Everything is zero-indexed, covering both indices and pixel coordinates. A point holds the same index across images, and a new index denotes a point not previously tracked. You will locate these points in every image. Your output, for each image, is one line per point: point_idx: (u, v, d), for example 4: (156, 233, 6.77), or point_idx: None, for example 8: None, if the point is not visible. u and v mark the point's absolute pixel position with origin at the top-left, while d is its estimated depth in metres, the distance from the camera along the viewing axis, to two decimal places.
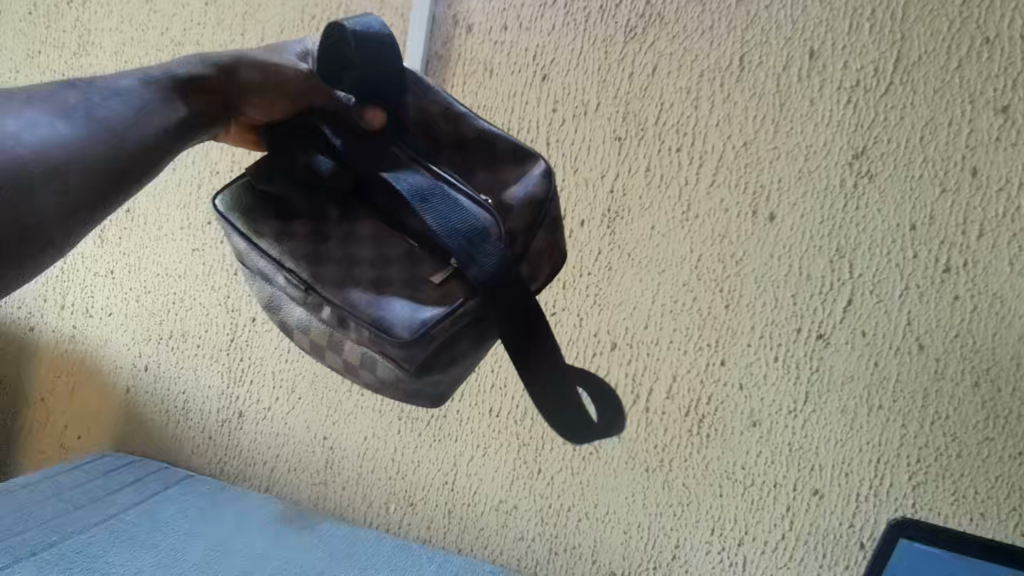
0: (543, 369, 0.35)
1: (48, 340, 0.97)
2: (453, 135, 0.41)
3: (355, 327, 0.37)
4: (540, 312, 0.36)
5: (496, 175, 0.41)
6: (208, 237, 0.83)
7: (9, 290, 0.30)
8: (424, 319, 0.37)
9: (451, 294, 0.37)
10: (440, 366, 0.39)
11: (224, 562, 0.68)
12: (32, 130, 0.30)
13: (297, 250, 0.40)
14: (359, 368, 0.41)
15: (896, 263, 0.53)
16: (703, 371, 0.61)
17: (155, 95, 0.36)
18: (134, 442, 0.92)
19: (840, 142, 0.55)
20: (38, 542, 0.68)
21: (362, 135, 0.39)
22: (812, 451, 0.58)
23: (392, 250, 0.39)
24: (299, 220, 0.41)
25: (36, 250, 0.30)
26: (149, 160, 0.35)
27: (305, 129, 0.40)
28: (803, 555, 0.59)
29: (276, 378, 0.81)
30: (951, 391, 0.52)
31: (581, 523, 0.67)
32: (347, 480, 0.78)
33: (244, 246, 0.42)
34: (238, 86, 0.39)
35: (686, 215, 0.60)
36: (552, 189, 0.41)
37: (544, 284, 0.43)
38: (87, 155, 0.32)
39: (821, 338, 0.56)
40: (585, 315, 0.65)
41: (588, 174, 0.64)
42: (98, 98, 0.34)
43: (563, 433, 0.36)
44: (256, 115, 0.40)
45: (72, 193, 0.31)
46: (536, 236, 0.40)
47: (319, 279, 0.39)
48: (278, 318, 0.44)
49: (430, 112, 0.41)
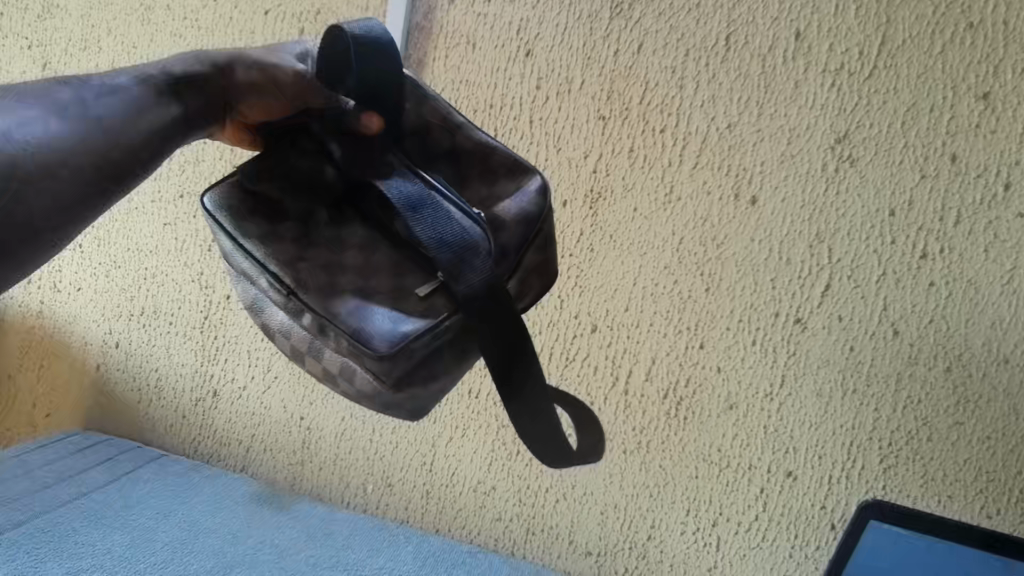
0: (524, 386, 0.36)
1: (15, 315, 0.94)
2: (449, 145, 0.42)
3: (335, 336, 0.37)
4: (526, 331, 0.36)
5: (491, 188, 0.42)
6: (181, 211, 0.81)
7: (10, 283, 0.30)
8: (404, 333, 0.36)
9: (436, 309, 0.37)
10: (420, 382, 0.38)
11: (198, 542, 0.67)
12: (23, 129, 0.30)
13: (282, 253, 0.39)
14: (337, 378, 0.40)
15: (875, 248, 0.54)
16: (682, 354, 0.61)
17: (150, 93, 0.35)
18: (104, 420, 0.90)
19: (824, 125, 0.54)
20: (4, 521, 0.66)
21: (357, 137, 0.39)
22: (788, 434, 0.58)
23: (380, 259, 0.39)
24: (287, 222, 0.40)
25: (25, 248, 0.30)
26: (145, 155, 0.35)
27: (301, 128, 0.41)
28: (776, 536, 0.60)
29: (251, 357, 0.79)
30: (924, 375, 0.53)
31: (559, 504, 0.68)
32: (324, 461, 0.78)
33: (228, 246, 0.41)
34: (236, 86, 0.39)
35: (669, 197, 0.60)
36: (547, 206, 0.41)
37: (530, 304, 0.43)
38: (78, 152, 0.31)
39: (799, 322, 0.57)
40: (567, 297, 0.65)
41: (571, 154, 0.63)
42: (92, 95, 0.33)
43: (538, 452, 0.38)
44: (251, 114, 0.40)
45: (63, 194, 0.31)
46: (525, 254, 0.41)
47: (302, 284, 0.38)
48: (261, 320, 0.44)
49: (428, 121, 0.42)
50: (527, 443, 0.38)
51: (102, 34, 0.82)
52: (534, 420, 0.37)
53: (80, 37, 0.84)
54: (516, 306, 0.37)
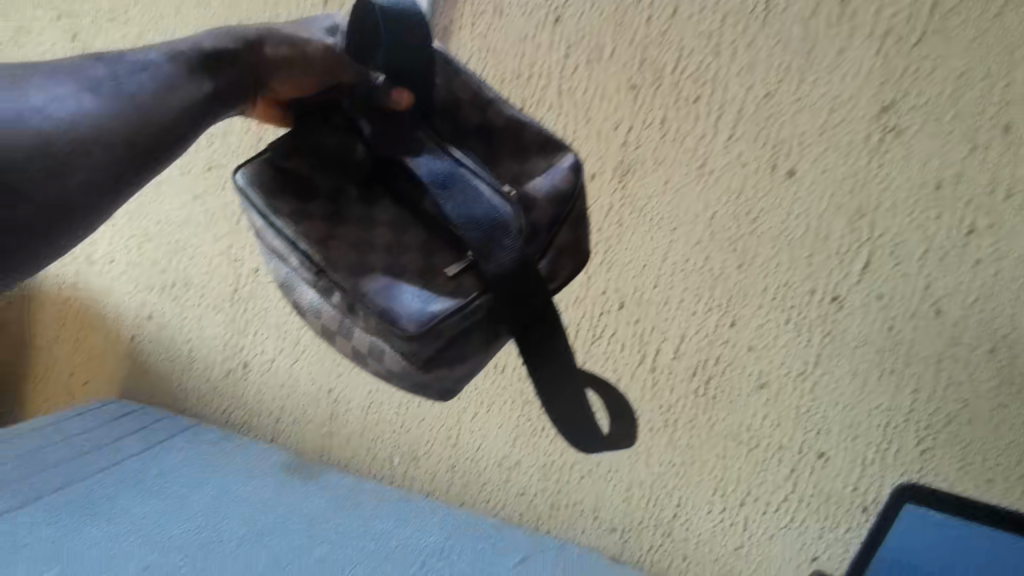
0: (549, 361, 0.37)
1: (53, 286, 0.97)
2: (479, 122, 0.42)
3: (364, 315, 0.37)
4: (555, 309, 0.36)
5: (523, 165, 0.41)
6: (209, 183, 0.81)
7: (45, 260, 0.30)
8: (433, 312, 0.36)
9: (465, 289, 0.37)
10: (447, 363, 0.38)
11: (230, 509, 0.69)
12: (57, 106, 0.30)
13: (312, 231, 0.39)
14: (366, 358, 0.39)
15: (919, 224, 0.52)
16: (712, 332, 0.60)
17: (182, 70, 0.35)
18: (140, 389, 0.93)
19: (868, 94, 0.52)
20: (47, 486, 0.69)
21: (386, 114, 0.39)
22: (820, 414, 0.57)
23: (410, 238, 0.39)
24: (317, 200, 0.40)
25: (62, 225, 0.30)
26: (178, 133, 0.35)
27: (331, 104, 0.40)
28: (805, 517, 0.59)
29: (279, 329, 0.80)
30: (965, 356, 0.52)
31: (584, 481, 0.68)
32: (351, 433, 0.79)
33: (259, 223, 0.40)
34: (264, 62, 0.38)
35: (702, 169, 0.58)
36: (579, 183, 0.40)
37: (563, 284, 0.41)
38: (111, 130, 0.31)
39: (835, 300, 0.55)
40: (594, 273, 0.64)
41: (601, 125, 0.61)
42: (125, 73, 0.33)
43: (566, 433, 0.38)
44: (282, 91, 0.39)
45: (97, 171, 0.31)
46: (558, 233, 0.40)
47: (332, 263, 0.38)
48: (293, 298, 0.43)
49: (458, 97, 0.41)
50: (555, 423, 0.38)
51: (129, 5, 0.82)
52: (564, 400, 0.37)
53: (108, 9, 0.84)
54: (546, 287, 0.37)
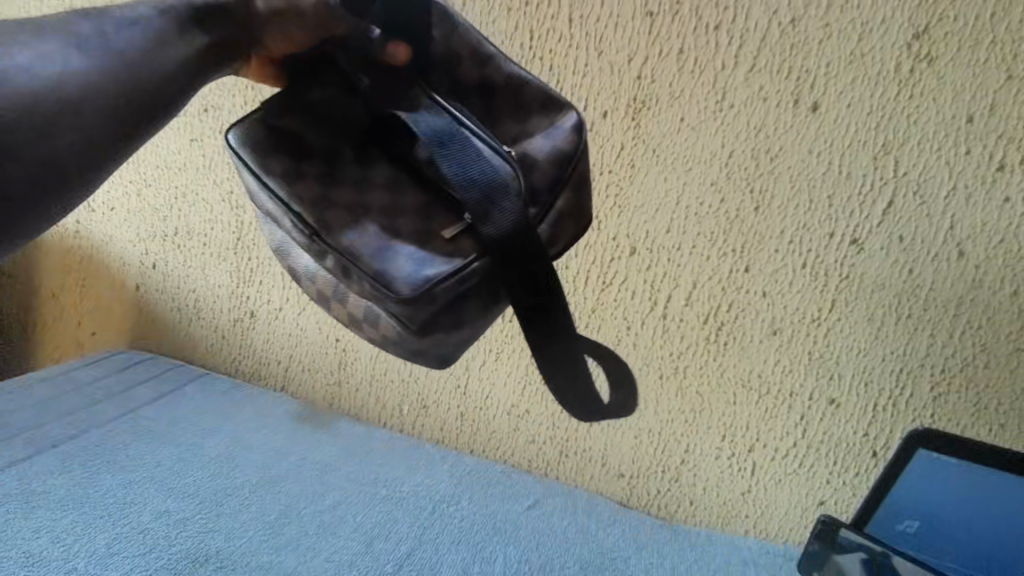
0: (557, 332, 0.35)
1: (54, 236, 0.96)
2: (479, 78, 0.39)
3: (357, 278, 0.35)
4: (556, 278, 0.35)
5: (523, 125, 0.39)
6: (208, 126, 0.79)
7: (42, 223, 0.30)
8: (428, 277, 0.35)
9: (463, 251, 0.35)
10: (444, 328, 0.37)
11: (241, 458, 0.69)
12: (44, 63, 0.29)
13: (306, 192, 0.37)
14: (361, 323, 0.39)
15: (947, 160, 0.50)
16: (725, 278, 0.58)
17: (171, 24, 0.34)
18: (147, 339, 0.93)
19: (902, 18, 0.49)
20: (59, 435, 0.70)
21: (382, 68, 0.36)
22: (833, 360, 0.56)
23: (408, 200, 0.37)
24: (310, 160, 0.37)
25: (55, 188, 0.30)
26: (169, 93, 0.34)
27: (324, 58, 0.38)
28: (814, 462, 0.59)
29: (285, 278, 0.79)
30: (986, 300, 0.50)
31: (592, 429, 0.67)
32: (359, 382, 0.79)
33: (252, 183, 0.39)
34: (258, 17, 0.36)
35: (720, 105, 0.55)
36: (581, 144, 0.39)
37: (564, 251, 0.39)
38: (101, 88, 0.31)
39: (855, 243, 0.53)
40: (605, 218, 0.61)
41: (614, 58, 0.58)
42: (113, 28, 0.32)
43: (565, 402, 0.37)
44: (276, 48, 0.37)
45: (89, 132, 0.30)
46: (559, 196, 0.38)
47: (326, 226, 0.36)
48: (287, 262, 0.42)
49: (458, 52, 0.38)
50: (554, 392, 0.37)
51: None
52: (563, 370, 0.36)
53: None
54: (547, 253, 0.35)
